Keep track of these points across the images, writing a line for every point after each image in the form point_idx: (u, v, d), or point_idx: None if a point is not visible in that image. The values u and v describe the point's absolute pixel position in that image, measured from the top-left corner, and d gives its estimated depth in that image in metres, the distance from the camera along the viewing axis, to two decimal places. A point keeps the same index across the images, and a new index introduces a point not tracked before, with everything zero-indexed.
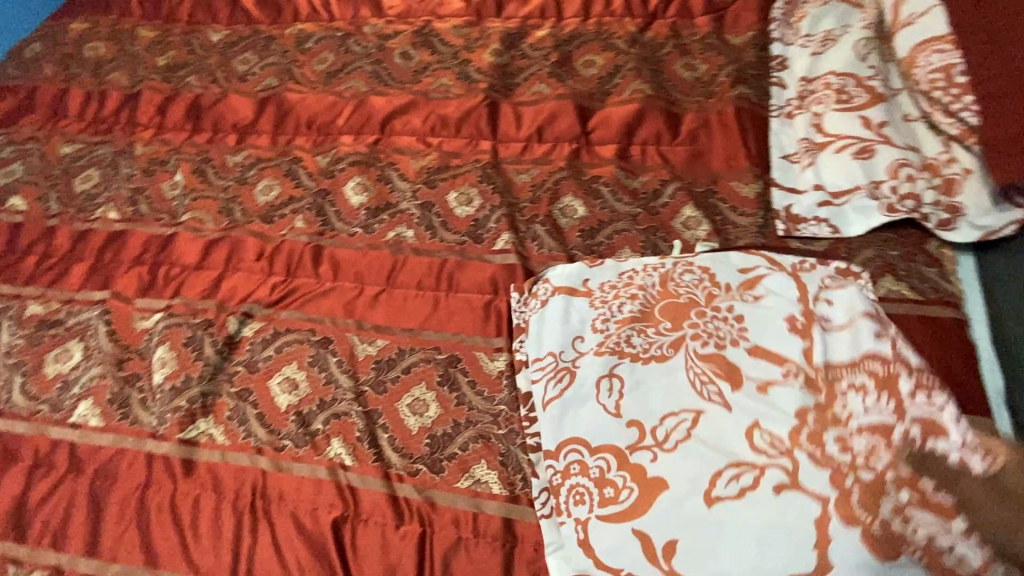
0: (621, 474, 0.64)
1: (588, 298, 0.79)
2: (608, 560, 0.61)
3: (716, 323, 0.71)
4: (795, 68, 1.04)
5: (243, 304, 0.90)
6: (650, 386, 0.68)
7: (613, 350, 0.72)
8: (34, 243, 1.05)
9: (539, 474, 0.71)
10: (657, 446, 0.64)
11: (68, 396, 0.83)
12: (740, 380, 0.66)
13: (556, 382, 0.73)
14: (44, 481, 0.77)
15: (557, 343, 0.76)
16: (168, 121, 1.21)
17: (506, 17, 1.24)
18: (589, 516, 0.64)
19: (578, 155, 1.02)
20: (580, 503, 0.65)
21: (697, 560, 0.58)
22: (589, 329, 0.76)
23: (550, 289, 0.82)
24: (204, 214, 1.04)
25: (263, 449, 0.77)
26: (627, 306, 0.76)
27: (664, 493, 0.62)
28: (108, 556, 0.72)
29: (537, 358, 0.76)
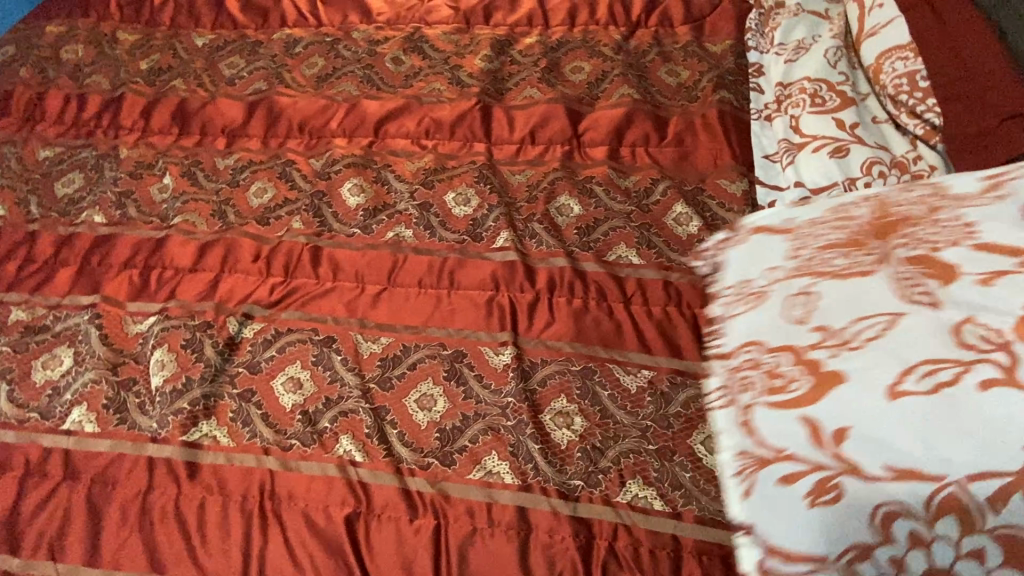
0: (796, 368, 0.58)
1: (780, 233, 0.71)
2: (768, 437, 0.57)
3: (930, 230, 0.62)
4: (771, 74, 1.11)
5: (243, 305, 0.89)
6: (844, 289, 0.61)
7: (803, 270, 0.65)
8: (13, 248, 1.01)
9: (717, 376, 0.65)
10: (839, 345, 0.57)
11: (59, 403, 0.81)
12: (948, 277, 0.57)
13: (743, 303, 0.68)
14: (38, 491, 0.75)
15: (751, 270, 0.70)
16: (153, 124, 1.19)
17: (494, 25, 1.27)
18: (755, 403, 0.59)
19: (571, 157, 1.06)
20: (747, 391, 0.61)
21: (873, 448, 0.52)
22: (780, 254, 0.69)
23: (739, 226, 0.76)
24: (196, 216, 1.02)
25: (270, 449, 0.76)
26: (828, 230, 0.68)
27: (843, 386, 0.55)
28: (111, 564, 0.70)
29: (724, 284, 0.72)
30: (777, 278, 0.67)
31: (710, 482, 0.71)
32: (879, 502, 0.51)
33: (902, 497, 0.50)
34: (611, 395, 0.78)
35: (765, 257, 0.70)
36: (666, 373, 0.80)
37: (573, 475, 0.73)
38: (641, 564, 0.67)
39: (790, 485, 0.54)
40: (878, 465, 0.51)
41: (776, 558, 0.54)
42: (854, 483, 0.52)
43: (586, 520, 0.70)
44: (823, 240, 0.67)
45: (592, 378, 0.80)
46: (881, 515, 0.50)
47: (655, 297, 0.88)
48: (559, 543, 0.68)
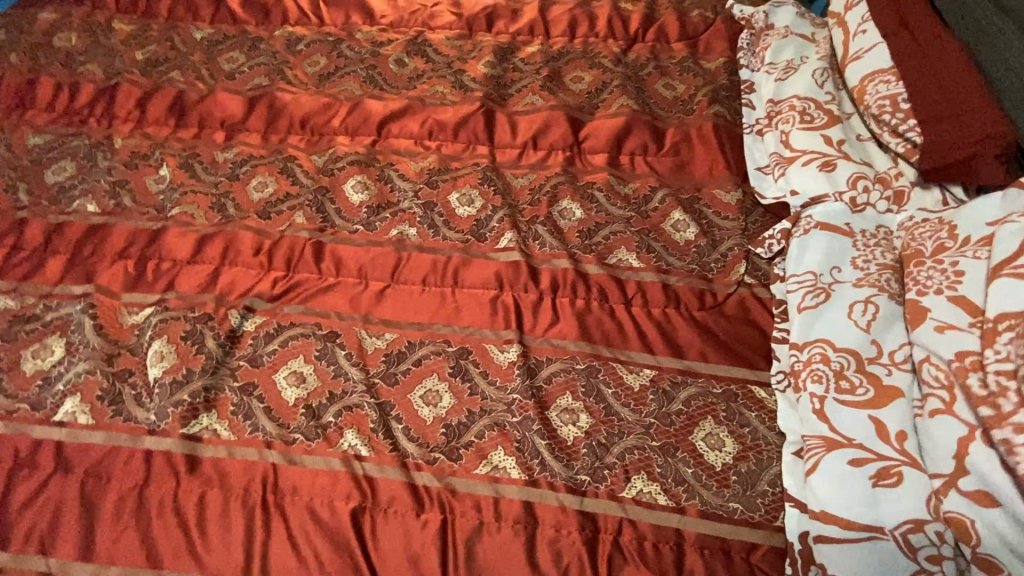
0: (858, 375, 0.75)
1: (851, 238, 0.88)
2: (842, 425, 0.72)
3: (931, 273, 0.77)
4: (762, 92, 1.16)
5: (244, 298, 0.88)
6: (895, 318, 0.78)
7: (876, 284, 0.81)
8: (0, 236, 0.98)
9: (780, 358, 0.84)
10: (893, 364, 0.75)
11: (51, 394, 0.79)
12: (920, 323, 0.75)
13: (814, 295, 0.84)
14: (29, 483, 0.73)
15: (818, 263, 0.86)
16: (149, 114, 1.17)
17: (496, 32, 1.30)
18: (827, 395, 0.75)
19: (572, 162, 1.08)
20: (818, 381, 0.76)
21: (924, 450, 0.68)
22: (849, 264, 0.85)
23: (813, 223, 0.91)
24: (195, 208, 1.01)
25: (272, 442, 0.75)
26: (886, 254, 0.85)
27: (896, 400, 0.72)
28: (105, 558, 0.68)
29: (797, 273, 0.87)
30: (843, 278, 0.84)
31: (710, 477, 0.75)
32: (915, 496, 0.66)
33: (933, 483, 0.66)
34: (615, 393, 0.81)
35: (837, 255, 0.86)
36: (668, 373, 0.83)
37: (579, 470, 0.74)
38: (645, 557, 0.69)
39: (859, 466, 0.69)
40: (921, 459, 0.68)
41: (832, 524, 0.68)
42: (910, 471, 0.68)
43: (592, 514, 0.71)
44: (881, 259, 0.84)
45: (597, 377, 0.83)
46: (931, 503, 0.66)
47: (655, 299, 0.91)
48: (564, 536, 0.69)
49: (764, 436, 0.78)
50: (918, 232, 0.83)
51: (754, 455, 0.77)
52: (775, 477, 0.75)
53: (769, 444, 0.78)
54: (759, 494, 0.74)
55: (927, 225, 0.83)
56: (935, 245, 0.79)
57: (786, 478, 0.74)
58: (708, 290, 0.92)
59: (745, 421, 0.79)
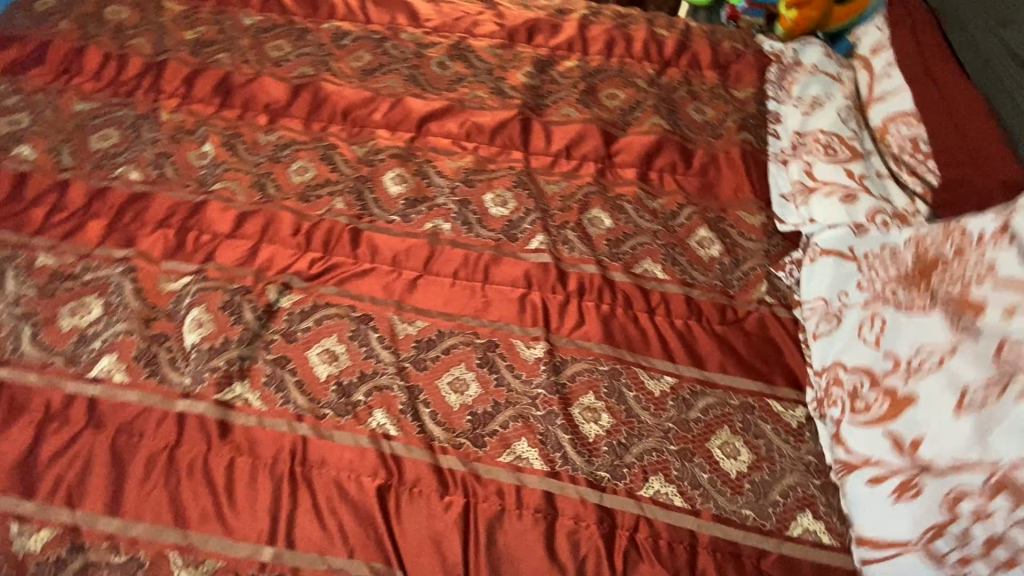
0: (872, 392, 0.77)
1: (858, 263, 0.90)
2: (854, 447, 0.76)
3: (963, 270, 0.76)
4: (788, 123, 1.21)
5: (282, 275, 0.91)
6: (904, 328, 0.78)
7: (880, 300, 0.83)
8: (42, 195, 1.00)
9: (810, 386, 0.86)
10: (909, 372, 0.74)
11: (86, 350, 0.80)
12: (978, 315, 0.72)
13: (825, 322, 0.88)
14: (58, 435, 0.73)
15: (825, 289, 0.91)
16: (195, 92, 1.20)
17: (536, 45, 1.35)
18: (840, 419, 0.79)
19: (603, 174, 1.12)
20: (834, 406, 0.80)
21: (936, 449, 0.68)
22: (853, 287, 0.88)
23: (820, 251, 0.96)
24: (236, 185, 1.04)
25: (302, 415, 0.76)
26: (892, 269, 0.85)
27: (913, 406, 0.72)
28: (132, 515, 0.69)
29: (808, 300, 0.93)
30: (852, 302, 0.87)
31: (724, 484, 0.77)
32: (948, 496, 0.65)
33: (967, 482, 0.65)
34: (636, 397, 0.84)
35: (844, 280, 0.90)
36: (687, 381, 0.86)
37: (600, 467, 0.76)
38: (660, 555, 0.71)
39: (879, 484, 0.71)
40: (941, 461, 0.67)
41: (866, 546, 0.71)
42: (937, 480, 0.67)
43: (611, 510, 0.73)
44: (885, 275, 0.85)
45: (619, 379, 0.85)
46: (950, 499, 0.65)
47: (678, 310, 0.94)
48: (583, 529, 0.71)
49: (777, 449, 0.81)
50: (931, 239, 0.82)
51: (768, 466, 0.79)
52: (786, 488, 0.77)
53: (782, 457, 0.80)
54: (771, 504, 0.76)
55: (933, 233, 0.83)
56: (953, 248, 0.79)
57: (843, 504, 0.75)
58: (729, 305, 0.95)
59: (760, 433, 0.82)
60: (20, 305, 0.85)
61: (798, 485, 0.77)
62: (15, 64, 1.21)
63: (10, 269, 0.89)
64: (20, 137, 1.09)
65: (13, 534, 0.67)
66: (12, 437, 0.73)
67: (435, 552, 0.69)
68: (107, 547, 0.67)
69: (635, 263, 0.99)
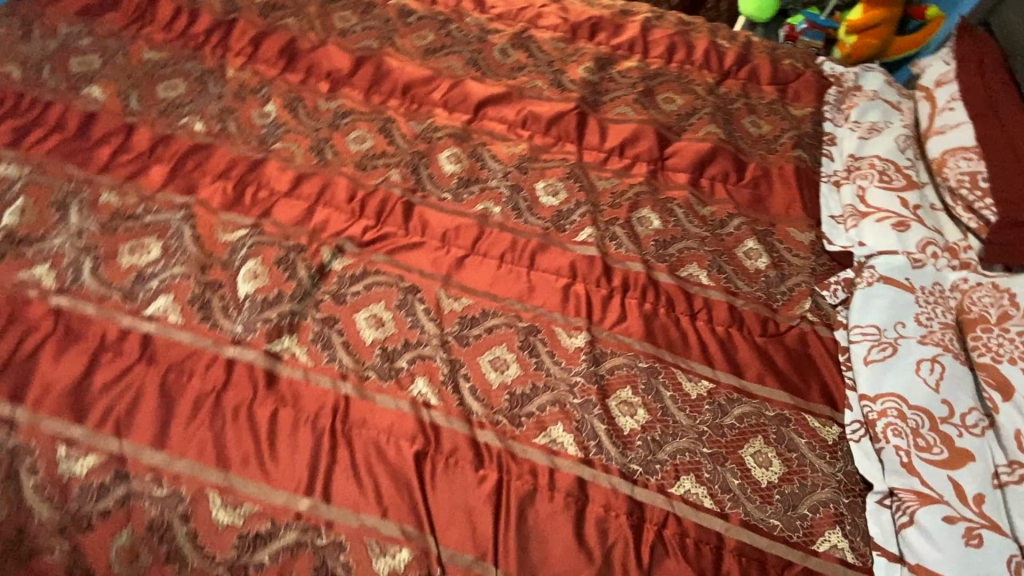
0: (933, 435, 0.79)
1: (913, 294, 0.93)
2: (930, 484, 0.76)
3: (999, 341, 0.86)
4: (844, 146, 1.19)
5: (336, 238, 0.92)
6: (960, 380, 0.84)
7: (937, 343, 0.87)
8: (108, 135, 1.02)
9: (851, 408, 0.86)
10: (963, 426, 0.80)
11: (144, 288, 0.82)
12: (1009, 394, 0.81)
13: (880, 349, 0.88)
14: (111, 367, 0.75)
15: (881, 318, 0.91)
16: (261, 53, 1.22)
17: (597, 42, 1.35)
18: (908, 453, 0.78)
19: (655, 176, 1.13)
20: (898, 436, 0.80)
21: (993, 508, 0.73)
22: (911, 319, 0.90)
23: (876, 275, 0.97)
24: (296, 147, 1.05)
25: (347, 375, 0.78)
26: (946, 314, 0.92)
27: (971, 463, 0.76)
28: (178, 452, 0.70)
29: (859, 324, 0.92)
30: (907, 334, 0.89)
31: (755, 491, 0.77)
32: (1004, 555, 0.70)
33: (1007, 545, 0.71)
34: (672, 396, 0.84)
35: (900, 310, 0.92)
36: (724, 388, 0.86)
37: (633, 459, 0.77)
38: (686, 553, 0.71)
39: (951, 524, 0.72)
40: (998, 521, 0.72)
41: None
42: (993, 534, 0.71)
43: (641, 503, 0.74)
44: (942, 318, 0.91)
45: (656, 377, 0.85)
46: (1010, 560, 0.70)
47: (720, 318, 0.94)
48: (613, 518, 0.72)
49: (810, 463, 0.81)
50: (975, 296, 0.92)
51: (799, 479, 0.79)
52: (816, 503, 0.77)
53: (814, 472, 0.80)
54: (800, 516, 0.76)
55: (982, 292, 0.93)
56: (997, 312, 0.89)
57: (870, 527, 0.76)
58: (771, 318, 0.95)
59: (793, 446, 0.82)
60: (82, 238, 0.86)
61: (828, 501, 0.77)
62: (90, 8, 1.23)
63: (74, 201, 0.91)
64: (90, 77, 1.10)
65: (61, 456, 0.69)
66: (67, 363, 0.74)
67: (467, 523, 0.69)
68: (152, 480, 0.68)
69: (676, 268, 0.99)
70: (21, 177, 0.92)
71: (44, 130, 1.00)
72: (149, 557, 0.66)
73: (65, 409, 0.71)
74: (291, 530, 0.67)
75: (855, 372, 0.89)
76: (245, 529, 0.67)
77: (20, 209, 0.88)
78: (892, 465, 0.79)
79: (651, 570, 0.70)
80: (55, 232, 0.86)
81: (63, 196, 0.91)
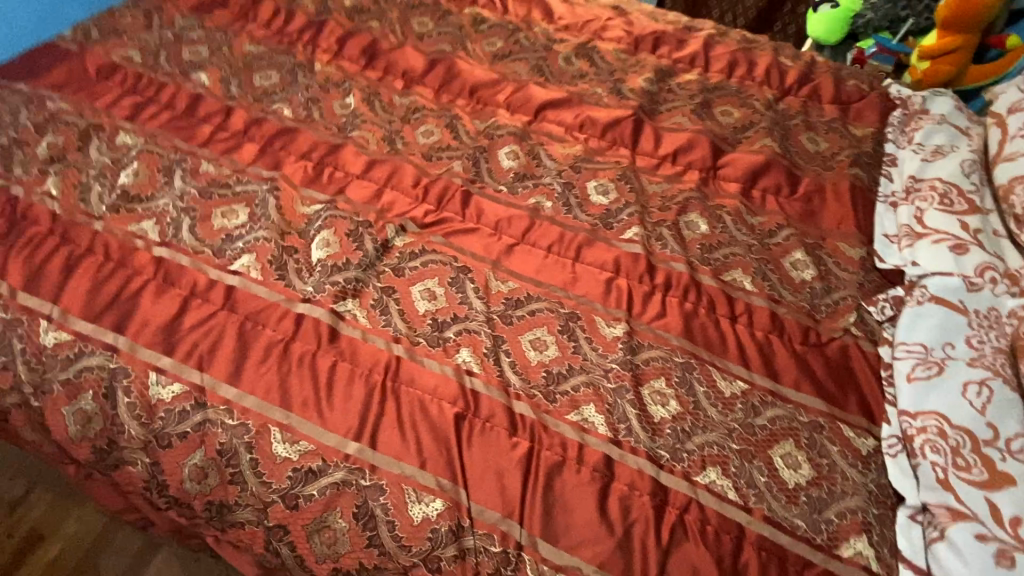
0: (973, 455, 0.77)
1: (966, 317, 0.91)
2: (962, 502, 0.75)
3: None
4: (904, 167, 1.18)
5: (399, 218, 1.00)
6: (1011, 404, 0.80)
7: (988, 367, 0.84)
8: (210, 115, 1.15)
9: (890, 422, 0.86)
10: (1009, 451, 0.76)
11: (231, 247, 0.92)
12: None
13: (925, 368, 0.87)
14: (198, 310, 0.85)
15: (929, 337, 0.90)
16: (346, 51, 1.34)
17: (659, 55, 1.40)
18: (943, 471, 0.78)
19: (706, 183, 1.15)
20: (935, 452, 0.79)
21: None
22: (962, 341, 0.88)
23: (927, 295, 0.96)
24: (370, 136, 1.15)
25: (400, 339, 0.85)
26: (1001, 339, 0.88)
27: (1013, 487, 0.73)
28: (248, 389, 0.78)
29: (905, 341, 0.92)
30: (956, 355, 0.87)
31: (781, 491, 0.78)
32: None
33: None
34: (705, 392, 0.86)
35: (951, 330, 0.90)
36: (759, 390, 0.87)
37: (660, 445, 0.79)
38: (705, 539, 0.73)
39: (982, 542, 0.71)
40: None
41: None
42: None
43: (665, 486, 0.76)
44: (994, 343, 0.88)
45: (691, 372, 0.88)
46: None
47: (760, 323, 0.96)
48: (636, 496, 0.75)
49: (840, 471, 0.81)
50: None
51: (827, 484, 0.80)
52: (843, 510, 0.78)
53: (844, 479, 0.80)
54: (825, 520, 0.77)
55: None
56: None
57: (899, 539, 0.76)
58: (812, 328, 0.96)
59: (824, 453, 0.82)
60: (182, 200, 0.98)
61: (856, 509, 0.78)
62: (204, 6, 1.40)
63: (178, 169, 1.03)
64: (199, 64, 1.25)
65: (151, 381, 0.78)
66: (163, 303, 0.85)
67: (496, 483, 0.74)
68: (224, 410, 0.77)
69: (720, 273, 1.01)
70: (137, 145, 1.06)
71: (158, 107, 1.15)
72: (217, 477, 0.75)
73: (159, 342, 0.81)
74: (338, 469, 0.74)
75: (897, 388, 0.89)
76: (299, 463, 0.75)
77: (134, 171, 1.01)
78: (927, 481, 0.79)
79: (669, 550, 0.72)
80: (161, 193, 0.99)
81: (169, 163, 1.04)
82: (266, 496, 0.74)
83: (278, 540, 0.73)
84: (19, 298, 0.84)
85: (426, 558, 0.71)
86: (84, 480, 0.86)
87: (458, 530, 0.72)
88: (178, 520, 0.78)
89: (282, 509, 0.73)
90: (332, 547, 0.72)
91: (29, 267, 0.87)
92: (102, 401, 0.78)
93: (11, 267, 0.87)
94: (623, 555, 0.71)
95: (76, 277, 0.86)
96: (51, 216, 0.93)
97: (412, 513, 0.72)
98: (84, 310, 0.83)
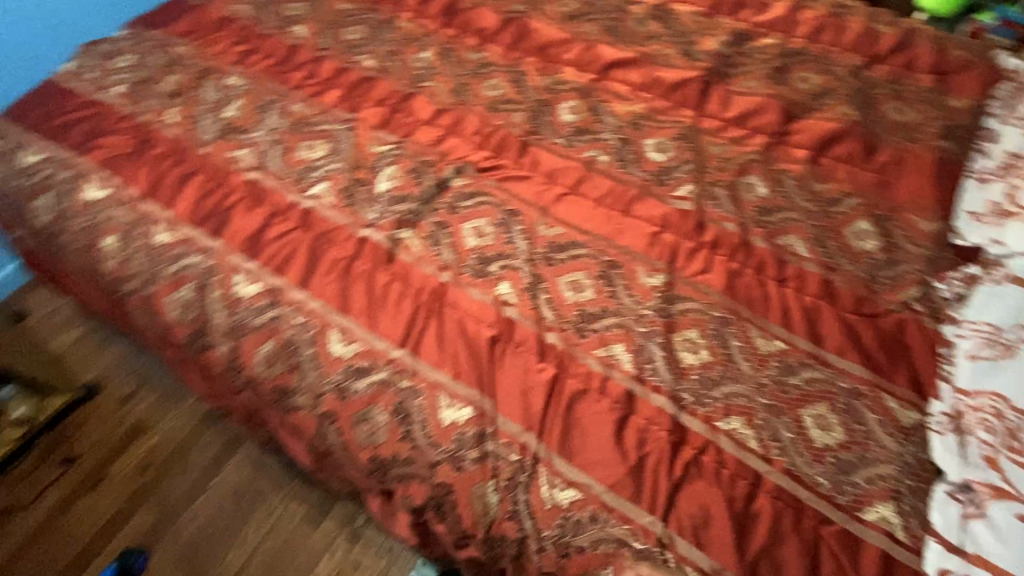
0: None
1: None
2: (1009, 483, 0.68)
3: None
4: (1004, 142, 1.05)
5: (459, 161, 1.07)
6: None
7: None
8: (303, 63, 1.27)
9: (942, 399, 0.81)
10: None
11: (311, 176, 1.04)
12: None
13: (988, 348, 0.80)
14: (279, 225, 0.96)
15: (999, 317, 0.82)
16: (427, 10, 1.41)
17: (738, 19, 1.35)
18: (994, 452, 0.71)
19: (771, 148, 1.12)
20: (987, 431, 0.73)
21: None
22: None
23: (1004, 275, 0.88)
24: (441, 87, 1.22)
25: (447, 267, 0.92)
26: None
27: None
28: (314, 295, 0.89)
29: (975, 321, 0.85)
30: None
31: (806, 448, 0.77)
32: None
33: None
34: (740, 346, 0.86)
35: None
36: (797, 352, 0.86)
37: (684, 389, 0.81)
38: (719, 479, 0.74)
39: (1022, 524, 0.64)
40: None
41: (982, 569, 0.65)
42: None
43: (684, 426, 0.78)
44: None
45: (727, 327, 0.87)
46: None
47: (810, 288, 0.93)
48: (653, 430, 0.77)
49: (876, 439, 0.78)
50: None
51: (858, 449, 0.77)
52: (873, 476, 0.75)
53: (879, 447, 0.78)
54: (850, 483, 0.75)
55: None
56: None
57: (932, 514, 0.71)
58: (867, 298, 0.92)
59: (860, 420, 0.80)
60: (274, 134, 1.11)
61: (887, 477, 0.75)
62: None
63: (273, 107, 1.16)
64: (299, 19, 1.37)
65: (237, 280, 0.91)
66: (251, 216, 0.97)
67: (520, 400, 0.80)
68: (292, 310, 0.88)
69: (773, 235, 0.99)
70: (242, 86, 1.20)
71: (261, 55, 1.28)
72: (282, 366, 0.86)
73: (246, 248, 0.94)
74: (383, 371, 0.83)
75: (956, 367, 0.82)
76: (350, 361, 0.84)
77: (237, 108, 1.15)
78: (973, 460, 0.72)
79: (681, 483, 0.74)
80: (257, 127, 1.12)
81: (266, 102, 1.17)
82: (320, 387, 0.84)
83: (328, 426, 0.84)
84: (142, 204, 1.00)
85: (450, 457, 0.78)
86: (180, 363, 1.02)
87: (481, 436, 0.78)
88: (250, 401, 0.91)
89: (332, 399, 0.84)
90: (371, 437, 0.82)
91: (149, 180, 1.03)
92: (197, 293, 0.92)
93: (137, 179, 1.03)
94: (633, 481, 0.74)
95: (185, 190, 1.01)
96: (170, 141, 1.09)
97: (443, 417, 0.80)
98: (190, 218, 0.97)
